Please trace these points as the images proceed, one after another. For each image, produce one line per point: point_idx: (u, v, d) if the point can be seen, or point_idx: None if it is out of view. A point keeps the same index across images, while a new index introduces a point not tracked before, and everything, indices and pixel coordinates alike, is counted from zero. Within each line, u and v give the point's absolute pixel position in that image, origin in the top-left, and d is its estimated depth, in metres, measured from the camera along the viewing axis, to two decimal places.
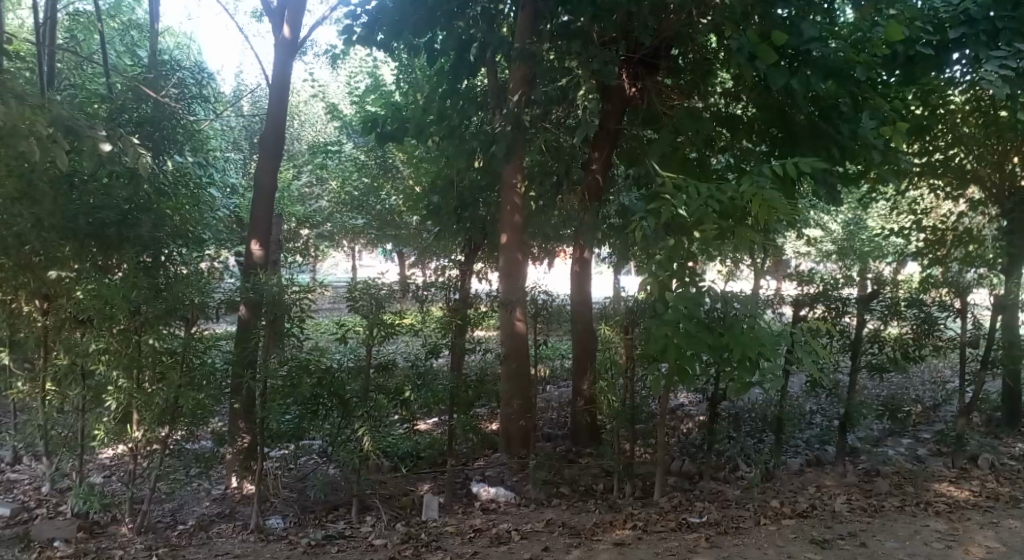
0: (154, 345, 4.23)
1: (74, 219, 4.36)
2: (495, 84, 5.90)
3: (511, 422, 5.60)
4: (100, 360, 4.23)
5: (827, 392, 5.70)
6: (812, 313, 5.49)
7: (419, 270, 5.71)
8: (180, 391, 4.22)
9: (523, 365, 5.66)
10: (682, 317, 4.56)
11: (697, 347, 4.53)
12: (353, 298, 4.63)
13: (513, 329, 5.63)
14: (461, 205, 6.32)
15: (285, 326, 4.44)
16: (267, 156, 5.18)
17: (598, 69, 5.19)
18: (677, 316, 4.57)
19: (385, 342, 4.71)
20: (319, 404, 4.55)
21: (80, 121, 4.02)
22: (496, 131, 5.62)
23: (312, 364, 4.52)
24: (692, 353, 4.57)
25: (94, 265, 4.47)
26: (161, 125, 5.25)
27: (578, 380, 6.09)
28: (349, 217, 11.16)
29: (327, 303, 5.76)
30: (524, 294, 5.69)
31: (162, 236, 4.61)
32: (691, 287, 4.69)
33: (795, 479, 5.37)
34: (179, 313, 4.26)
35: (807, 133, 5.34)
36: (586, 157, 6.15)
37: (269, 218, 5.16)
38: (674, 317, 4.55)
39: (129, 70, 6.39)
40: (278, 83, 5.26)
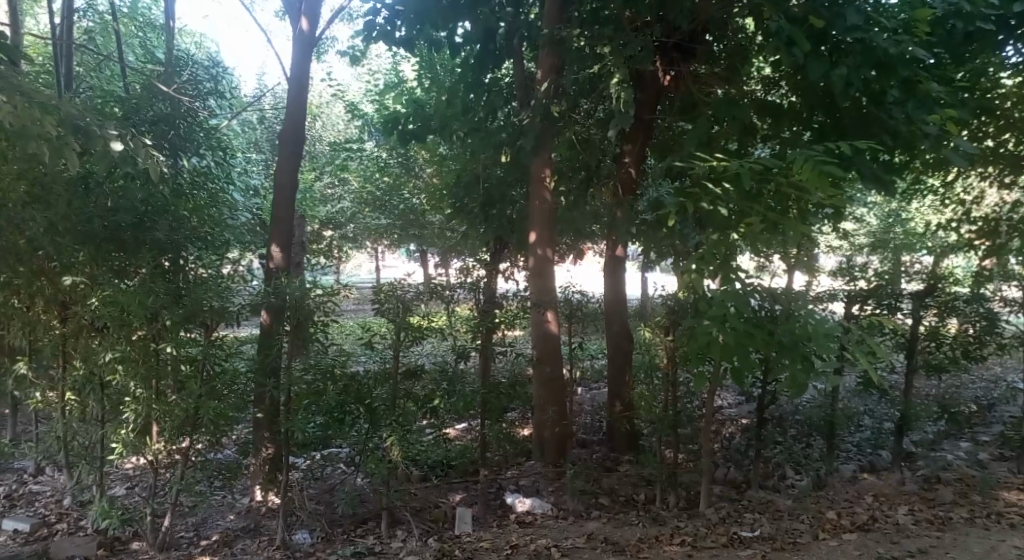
0: (172, 353, 4.02)
1: (91, 222, 4.19)
2: (521, 75, 5.62)
3: (545, 427, 5.37)
4: (117, 369, 4.03)
5: (880, 395, 5.33)
6: (864, 311, 5.04)
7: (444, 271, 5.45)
8: (200, 401, 4.02)
9: (558, 369, 5.41)
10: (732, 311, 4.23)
11: (749, 344, 4.19)
12: (378, 301, 4.42)
13: (545, 329, 5.37)
14: (488, 202, 6.06)
15: (311, 330, 4.26)
16: (287, 153, 4.98)
17: (633, 54, 4.87)
18: (722, 314, 4.26)
19: (412, 346, 4.50)
20: (345, 412, 4.30)
21: (90, 119, 3.82)
22: (524, 123, 5.34)
23: (337, 370, 4.31)
24: (747, 350, 4.22)
25: (111, 269, 4.26)
26: (178, 124, 5.08)
27: (615, 383, 5.81)
28: (373, 217, 10.84)
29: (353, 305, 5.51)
30: (557, 294, 5.38)
31: (180, 239, 4.40)
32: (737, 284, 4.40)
33: (849, 487, 5.05)
34: (197, 319, 4.06)
35: (857, 122, 4.86)
36: (618, 150, 5.80)
37: (290, 219, 4.95)
38: (713, 317, 4.24)
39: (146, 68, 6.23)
40: (297, 78, 5.03)
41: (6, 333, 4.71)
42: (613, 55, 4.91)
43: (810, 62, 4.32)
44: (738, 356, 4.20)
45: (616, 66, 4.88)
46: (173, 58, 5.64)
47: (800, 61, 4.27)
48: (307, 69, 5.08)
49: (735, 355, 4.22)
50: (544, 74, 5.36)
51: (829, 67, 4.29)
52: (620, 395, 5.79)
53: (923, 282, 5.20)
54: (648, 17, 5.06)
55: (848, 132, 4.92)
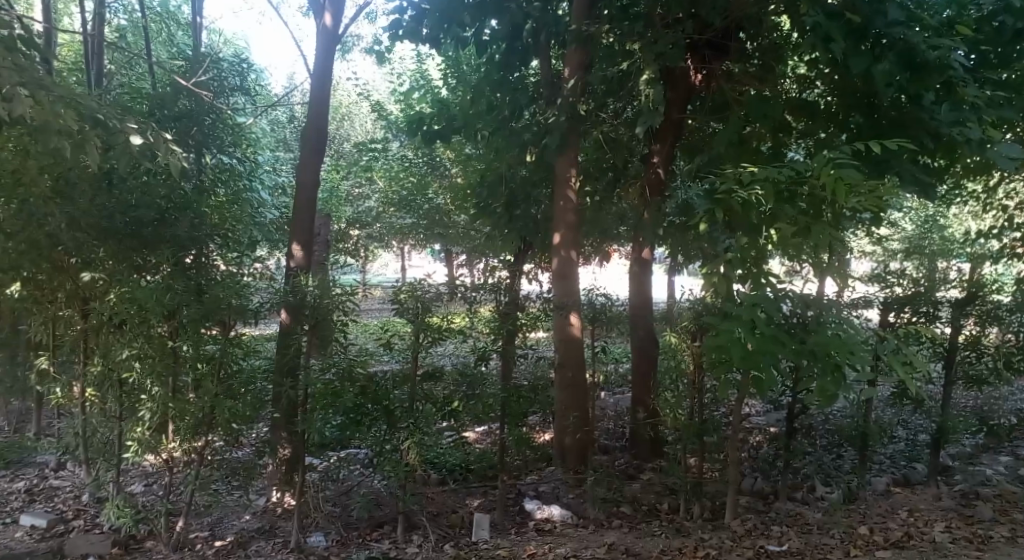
0: (190, 352, 3.99)
1: (114, 218, 4.17)
2: (548, 73, 5.51)
3: (566, 432, 5.21)
4: (134, 367, 4.02)
5: (917, 407, 5.12)
6: (901, 319, 4.87)
7: (466, 271, 5.37)
8: (217, 399, 4.01)
9: (579, 373, 5.30)
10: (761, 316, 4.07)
11: (779, 350, 4.02)
12: (398, 302, 4.34)
13: (566, 332, 5.27)
14: (511, 202, 5.98)
15: (331, 331, 4.19)
16: (309, 151, 4.93)
17: (662, 50, 4.74)
18: (752, 319, 4.11)
19: (432, 348, 4.42)
20: (362, 413, 4.26)
21: (111, 115, 3.78)
22: (549, 121, 5.23)
23: (355, 371, 4.24)
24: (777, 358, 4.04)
25: (131, 265, 4.22)
26: (203, 120, 5.06)
27: (638, 390, 5.67)
28: (397, 216, 10.82)
29: (374, 304, 5.45)
30: (580, 297, 5.29)
31: (201, 234, 4.37)
32: (766, 289, 4.25)
33: (883, 501, 4.85)
34: (215, 316, 4.03)
35: (895, 123, 4.66)
36: (646, 150, 5.65)
37: (311, 218, 4.90)
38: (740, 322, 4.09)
39: (172, 64, 6.25)
40: (319, 75, 4.99)
41: (29, 328, 4.73)
42: (642, 52, 4.77)
43: (849, 59, 4.13)
44: (767, 364, 4.03)
45: (645, 64, 4.74)
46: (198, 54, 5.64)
47: (837, 57, 4.09)
48: (329, 66, 5.05)
49: (765, 361, 4.04)
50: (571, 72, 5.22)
51: (869, 64, 4.11)
52: (644, 402, 5.64)
53: (964, 291, 4.98)
54: (679, 13, 4.91)
55: (886, 133, 4.71)
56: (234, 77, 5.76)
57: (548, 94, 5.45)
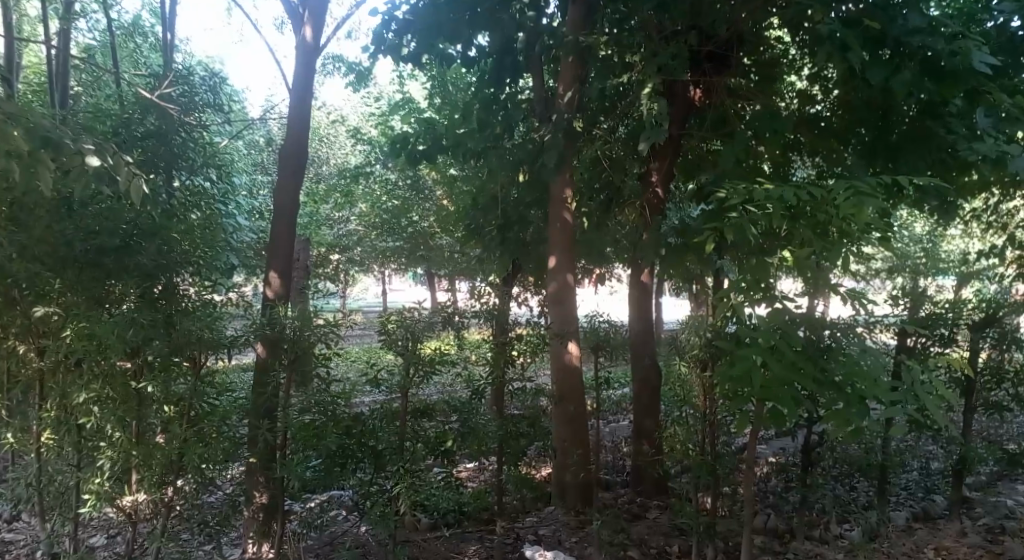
0: (154, 393, 3.62)
1: (73, 245, 3.80)
2: (542, 89, 5.25)
3: (568, 470, 4.92)
4: (93, 411, 3.63)
5: (936, 436, 4.87)
6: (920, 344, 4.62)
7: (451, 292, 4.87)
8: (185, 446, 3.61)
9: (580, 406, 4.99)
10: (782, 344, 3.78)
11: (801, 380, 3.70)
12: (386, 333, 4.01)
13: (564, 361, 4.96)
14: (504, 223, 5.64)
15: (312, 365, 3.87)
16: (288, 171, 4.60)
17: (665, 63, 4.49)
18: (770, 345, 3.81)
19: (424, 383, 4.08)
20: (348, 456, 3.85)
21: (68, 134, 3.42)
22: (544, 138, 4.95)
23: (339, 411, 3.89)
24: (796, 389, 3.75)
25: (91, 298, 3.85)
26: (171, 140, 4.72)
27: (641, 422, 5.37)
28: (379, 240, 10.48)
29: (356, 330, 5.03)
30: (577, 324, 5.00)
31: (170, 262, 3.99)
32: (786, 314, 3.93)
33: (906, 539, 4.57)
34: (185, 351, 3.66)
35: (909, 138, 4.46)
36: (644, 168, 5.42)
37: (290, 244, 4.56)
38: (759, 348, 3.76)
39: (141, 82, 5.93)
40: (299, 90, 4.67)
41: None
42: (643, 63, 4.52)
43: (867, 69, 3.91)
44: (788, 394, 3.74)
45: (647, 76, 4.49)
46: (168, 70, 5.32)
47: (855, 67, 3.87)
48: (310, 81, 4.73)
49: (785, 392, 3.74)
50: (564, 86, 4.99)
51: (888, 75, 3.90)
52: (647, 435, 5.35)
53: (981, 313, 4.78)
54: (680, 24, 4.69)
55: (902, 151, 4.50)
56: (207, 94, 5.45)
57: (541, 109, 5.22)
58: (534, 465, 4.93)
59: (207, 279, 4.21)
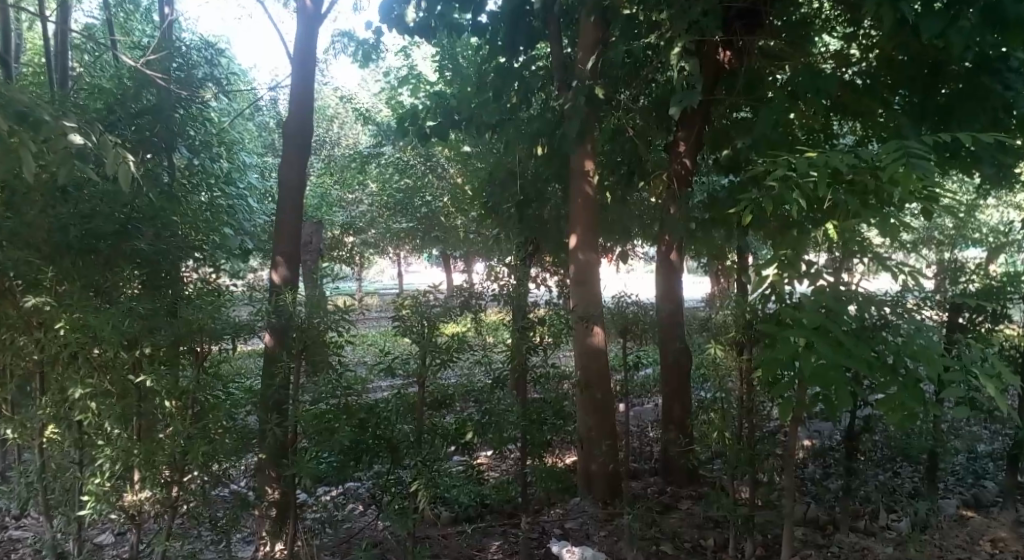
0: (153, 387, 3.41)
1: (68, 230, 3.54)
2: (561, 51, 4.79)
3: (594, 459, 4.70)
4: (91, 407, 3.43)
5: (989, 419, 4.57)
6: (973, 322, 4.30)
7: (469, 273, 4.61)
8: (192, 444, 3.39)
9: (607, 393, 4.74)
10: (832, 323, 3.43)
11: (857, 360, 3.34)
12: (399, 319, 3.76)
13: (589, 345, 4.68)
14: (522, 199, 5.34)
15: (324, 354, 3.62)
16: (293, 146, 4.33)
17: (696, 21, 4.13)
18: (821, 325, 3.47)
19: (441, 372, 3.86)
20: (362, 449, 3.65)
21: (48, 110, 3.12)
22: (564, 107, 4.62)
23: (351, 403, 3.65)
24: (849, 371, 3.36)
25: (88, 286, 3.60)
26: (167, 116, 4.45)
27: (670, 407, 5.12)
28: (393, 221, 10.21)
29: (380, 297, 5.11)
30: (601, 305, 4.71)
31: (168, 248, 3.74)
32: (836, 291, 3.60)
33: (958, 529, 4.29)
34: (189, 342, 3.46)
35: (964, 97, 4.09)
36: (671, 138, 5.12)
37: (297, 227, 4.32)
38: (804, 329, 3.45)
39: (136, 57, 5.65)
40: (300, 58, 4.38)
41: None
42: (671, 22, 4.17)
43: (921, 21, 3.55)
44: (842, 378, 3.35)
45: (677, 35, 4.14)
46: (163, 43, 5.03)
47: (909, 20, 3.51)
48: (311, 52, 4.45)
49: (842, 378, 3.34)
50: (586, 50, 4.65)
51: (945, 27, 3.53)
52: (677, 420, 5.10)
53: None
54: None
55: (953, 111, 4.20)
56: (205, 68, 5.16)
57: (562, 75, 4.75)
58: (560, 454, 4.72)
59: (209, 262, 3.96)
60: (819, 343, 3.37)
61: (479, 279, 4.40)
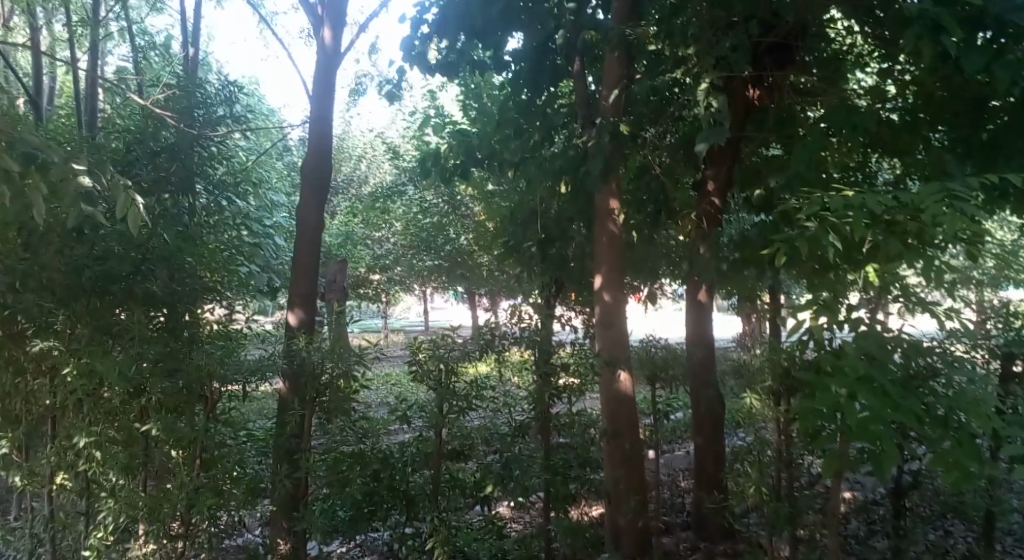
0: (158, 436, 3.30)
1: (82, 271, 3.47)
2: (584, 88, 4.69)
3: (623, 512, 4.38)
4: (94, 456, 3.36)
5: None
6: None
7: (492, 310, 4.38)
8: (196, 495, 3.25)
9: (636, 443, 4.42)
10: (878, 372, 3.19)
11: (908, 413, 3.07)
12: (416, 364, 3.61)
13: (616, 391, 4.40)
14: (546, 238, 5.20)
15: (337, 401, 3.49)
16: (311, 187, 4.27)
17: (724, 56, 4.01)
18: (867, 374, 3.21)
19: (460, 422, 3.68)
20: (376, 502, 3.53)
21: (60, 151, 3.06)
22: (588, 145, 4.50)
23: (365, 453, 3.51)
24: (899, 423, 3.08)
25: (99, 328, 3.47)
26: (186, 156, 4.40)
27: (702, 457, 4.87)
28: (417, 259, 10.15)
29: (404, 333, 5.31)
30: (628, 349, 4.46)
31: (181, 290, 3.68)
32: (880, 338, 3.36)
33: None
34: (197, 390, 3.36)
35: (1012, 132, 3.88)
36: (700, 176, 5.02)
37: (315, 269, 4.23)
38: (846, 378, 3.21)
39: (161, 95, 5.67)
40: (320, 99, 4.34)
41: None
42: (699, 58, 4.05)
43: (963, 55, 3.38)
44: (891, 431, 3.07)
45: (705, 71, 4.02)
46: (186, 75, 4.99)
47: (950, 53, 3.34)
48: (330, 93, 4.41)
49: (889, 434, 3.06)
50: (610, 86, 4.53)
51: (990, 60, 3.35)
52: (709, 470, 4.85)
53: None
54: (739, 15, 4.20)
55: (998, 148, 3.98)
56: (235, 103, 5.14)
57: (585, 112, 4.64)
58: (586, 507, 4.40)
59: (224, 306, 3.91)
60: (864, 395, 3.13)
61: (504, 317, 4.08)
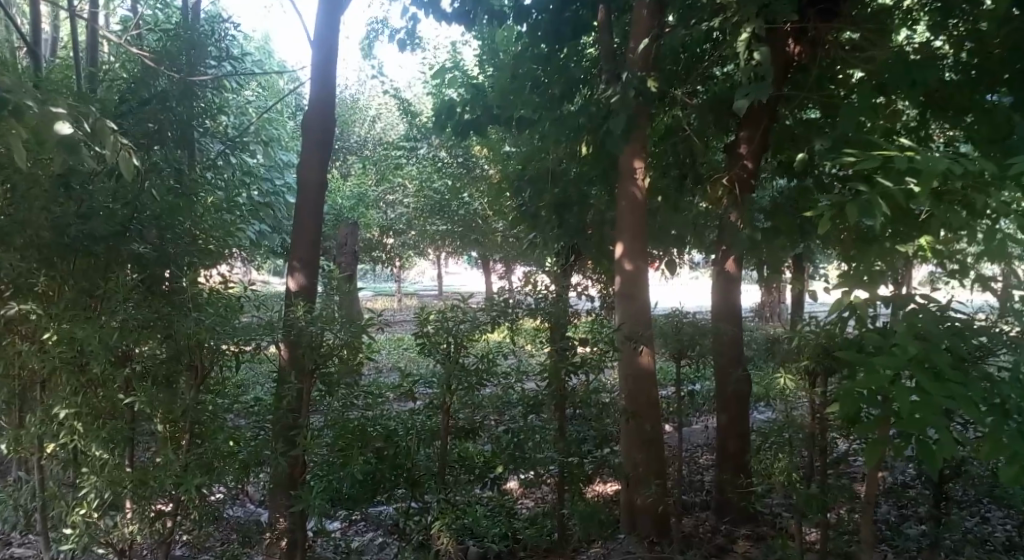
0: (141, 408, 3.08)
1: (66, 230, 3.23)
2: (610, 39, 4.31)
3: (640, 494, 4.15)
4: (75, 429, 3.13)
5: None
6: None
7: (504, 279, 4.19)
8: (185, 473, 3.08)
9: (657, 424, 4.18)
10: (930, 350, 2.81)
11: (962, 398, 2.69)
12: (424, 335, 3.39)
13: (637, 366, 4.13)
14: (563, 202, 4.87)
15: (338, 376, 3.27)
16: (313, 143, 3.96)
17: (767, 1, 3.61)
18: (922, 354, 2.83)
19: (469, 399, 3.44)
20: (380, 481, 3.27)
21: (32, 94, 2.76)
22: (611, 101, 4.13)
23: (367, 429, 3.26)
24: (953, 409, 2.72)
25: (84, 292, 3.29)
26: (178, 108, 4.07)
27: (726, 438, 4.61)
28: (429, 223, 9.88)
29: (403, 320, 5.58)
30: (651, 322, 4.17)
31: (171, 250, 3.36)
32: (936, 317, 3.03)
33: None
34: (185, 359, 3.16)
35: None
36: (733, 137, 4.66)
37: (316, 233, 3.96)
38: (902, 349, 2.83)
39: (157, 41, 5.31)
40: (322, 48, 4.01)
41: None
42: (739, 2, 3.64)
43: None
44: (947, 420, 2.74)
45: (745, 17, 3.62)
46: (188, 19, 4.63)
47: None
48: (333, 42, 4.07)
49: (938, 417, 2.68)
50: (638, 37, 4.15)
51: None
52: (732, 452, 4.60)
53: None
54: None
55: None
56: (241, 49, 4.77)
57: (610, 65, 4.24)
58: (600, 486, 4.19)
59: (220, 271, 3.52)
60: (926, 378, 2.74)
61: (516, 283, 4.01)
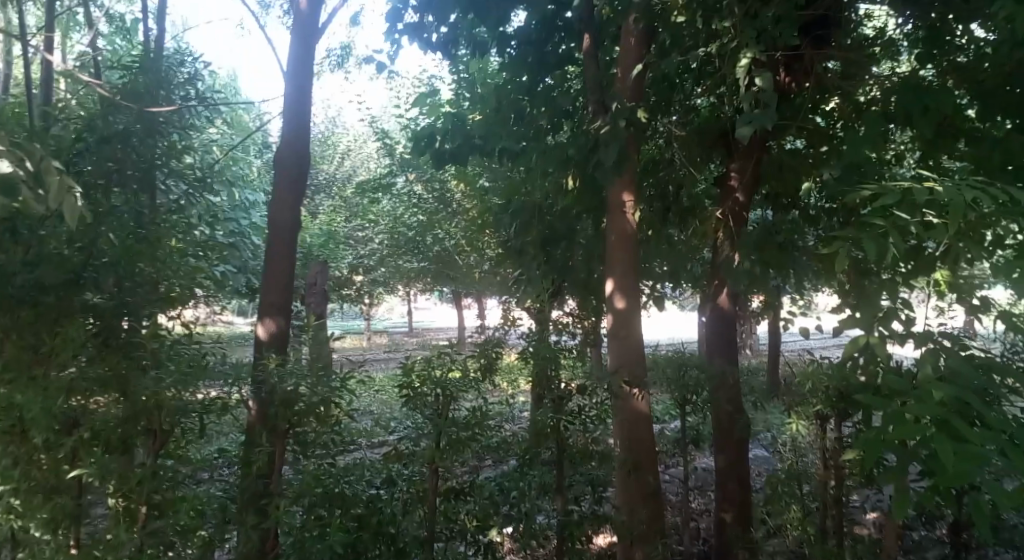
0: (88, 479, 2.74)
1: (9, 280, 2.89)
2: (596, 69, 4.16)
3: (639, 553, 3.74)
4: (12, 506, 2.77)
5: None
6: None
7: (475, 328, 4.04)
8: (141, 554, 2.75)
9: (653, 475, 3.85)
10: (968, 392, 2.59)
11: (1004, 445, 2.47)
12: (408, 388, 3.19)
13: (631, 409, 3.80)
14: (549, 237, 4.67)
15: (314, 434, 3.02)
16: (285, 180, 3.68)
17: (765, 29, 3.48)
18: (961, 395, 2.60)
19: (459, 456, 3.19)
20: (361, 548, 2.98)
21: None
22: (601, 133, 3.95)
23: (347, 494, 2.99)
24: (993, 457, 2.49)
25: (24, 350, 2.93)
26: (139, 145, 3.73)
27: (726, 484, 4.34)
28: (401, 261, 9.54)
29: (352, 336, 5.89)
30: (645, 362, 3.88)
31: (133, 300, 3.08)
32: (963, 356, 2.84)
33: None
34: (143, 419, 2.82)
35: None
36: (724, 171, 4.57)
37: (289, 276, 3.67)
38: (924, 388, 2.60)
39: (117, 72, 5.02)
40: (296, 77, 3.77)
41: None
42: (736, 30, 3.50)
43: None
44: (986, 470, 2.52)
45: (744, 44, 3.48)
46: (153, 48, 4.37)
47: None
48: (307, 73, 3.82)
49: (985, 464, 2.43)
50: (628, 67, 4.00)
51: None
52: (731, 498, 4.32)
53: None
54: None
55: None
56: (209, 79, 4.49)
57: (598, 96, 4.10)
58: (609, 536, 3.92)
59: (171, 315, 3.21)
60: (953, 416, 2.48)
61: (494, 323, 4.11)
